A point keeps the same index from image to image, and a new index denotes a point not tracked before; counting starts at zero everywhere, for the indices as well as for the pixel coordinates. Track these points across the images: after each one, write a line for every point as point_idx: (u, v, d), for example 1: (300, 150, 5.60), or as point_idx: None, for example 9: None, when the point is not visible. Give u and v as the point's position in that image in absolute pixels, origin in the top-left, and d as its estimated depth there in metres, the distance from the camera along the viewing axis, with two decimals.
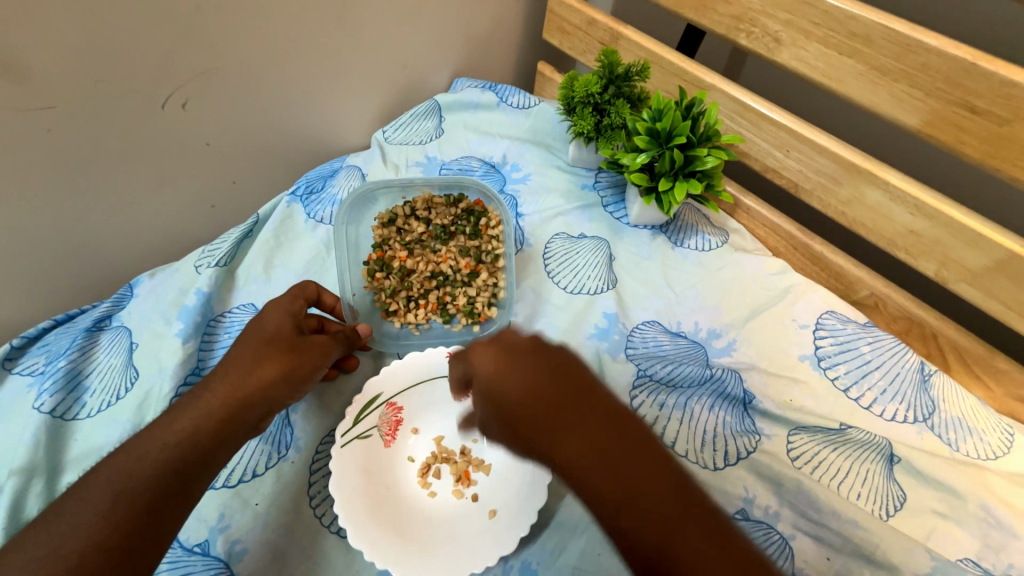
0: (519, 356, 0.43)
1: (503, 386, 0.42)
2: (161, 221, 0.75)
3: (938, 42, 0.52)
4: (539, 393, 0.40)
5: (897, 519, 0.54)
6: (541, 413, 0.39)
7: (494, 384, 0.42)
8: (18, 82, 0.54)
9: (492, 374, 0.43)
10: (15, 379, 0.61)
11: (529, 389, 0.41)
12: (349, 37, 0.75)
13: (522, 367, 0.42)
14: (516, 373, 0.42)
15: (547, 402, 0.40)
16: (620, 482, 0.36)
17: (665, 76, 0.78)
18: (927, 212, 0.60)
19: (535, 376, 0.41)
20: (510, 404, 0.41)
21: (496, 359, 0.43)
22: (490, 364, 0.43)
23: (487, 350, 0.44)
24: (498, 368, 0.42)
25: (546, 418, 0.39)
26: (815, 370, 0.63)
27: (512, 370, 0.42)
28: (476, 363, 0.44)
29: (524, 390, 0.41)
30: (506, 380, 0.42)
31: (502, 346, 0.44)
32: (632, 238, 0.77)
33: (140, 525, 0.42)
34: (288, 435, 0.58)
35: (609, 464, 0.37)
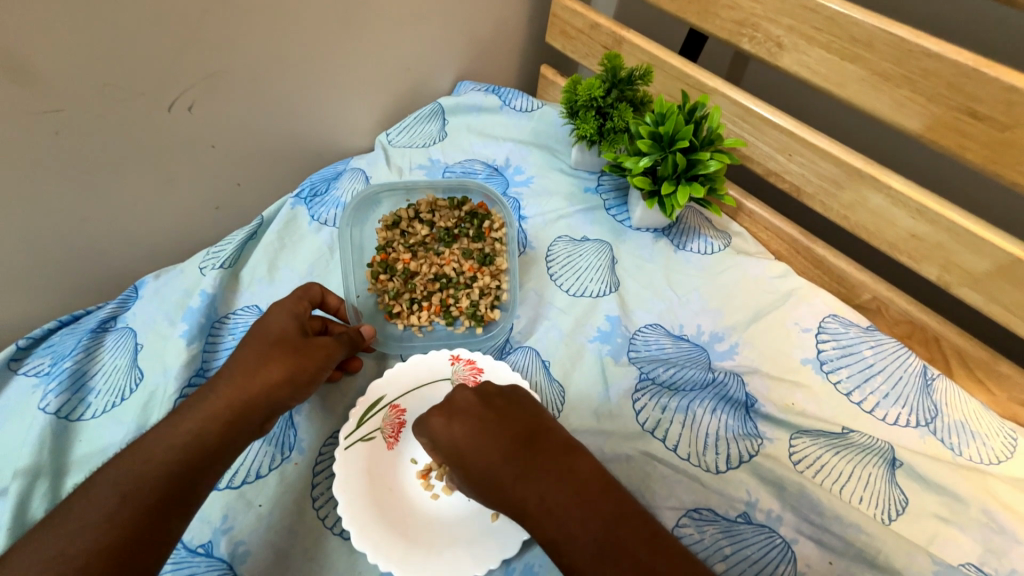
0: (472, 419, 0.51)
1: (463, 452, 0.50)
2: (167, 223, 0.75)
3: (939, 48, 0.52)
4: (493, 453, 0.48)
5: (898, 523, 0.54)
6: (497, 472, 0.47)
7: (454, 448, 0.50)
8: (27, 85, 0.55)
9: (450, 440, 0.50)
10: (21, 379, 0.61)
11: (485, 451, 0.49)
12: (354, 41, 0.76)
13: (473, 432, 0.50)
14: (471, 437, 0.50)
15: (502, 462, 0.48)
16: (572, 525, 0.44)
17: (667, 80, 0.78)
18: (929, 216, 0.60)
19: (487, 438, 0.49)
20: (471, 466, 0.49)
21: (450, 426, 0.51)
22: (446, 431, 0.51)
23: (440, 417, 0.52)
24: (453, 433, 0.50)
25: (503, 476, 0.47)
26: (817, 374, 0.64)
27: (465, 436, 0.50)
28: (434, 432, 0.52)
29: (480, 452, 0.49)
30: (464, 444, 0.50)
31: (454, 409, 0.52)
32: (635, 242, 0.77)
33: (146, 526, 0.42)
34: (292, 436, 0.58)
35: (561, 510, 0.44)
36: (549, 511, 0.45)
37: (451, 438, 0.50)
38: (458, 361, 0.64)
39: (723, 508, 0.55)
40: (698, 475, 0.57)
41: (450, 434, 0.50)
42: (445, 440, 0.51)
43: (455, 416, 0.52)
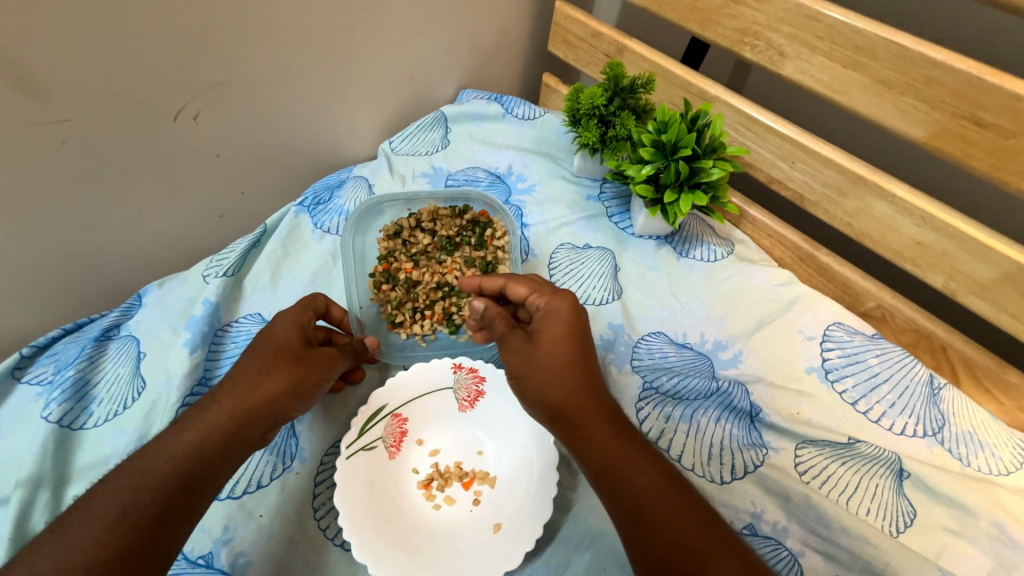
0: (571, 335, 0.51)
1: (563, 339, 0.51)
2: (170, 231, 0.75)
3: (943, 56, 0.52)
4: (574, 372, 0.49)
5: (907, 535, 0.53)
6: (582, 381, 0.49)
7: (559, 331, 0.51)
8: (32, 95, 0.55)
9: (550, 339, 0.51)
10: (24, 389, 0.61)
11: (583, 355, 0.50)
12: (357, 50, 0.76)
13: (581, 338, 0.51)
14: (579, 340, 0.51)
15: (591, 378, 0.50)
16: (636, 463, 0.45)
17: (669, 88, 0.78)
18: (934, 224, 0.60)
19: (573, 359, 0.50)
20: (561, 356, 0.50)
21: (567, 315, 0.52)
22: (554, 310, 0.53)
23: (559, 306, 0.53)
24: (567, 321, 0.52)
25: (583, 390, 0.49)
26: (822, 383, 0.63)
27: (573, 335, 0.51)
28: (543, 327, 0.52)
29: (564, 363, 0.50)
30: (573, 336, 0.51)
31: (567, 320, 0.52)
32: (638, 249, 0.77)
33: (146, 538, 0.42)
34: (293, 446, 0.58)
35: (628, 447, 0.46)
36: (616, 446, 0.46)
37: (562, 323, 0.52)
38: (460, 370, 0.64)
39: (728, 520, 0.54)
40: (703, 485, 0.56)
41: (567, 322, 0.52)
42: (555, 321, 0.52)
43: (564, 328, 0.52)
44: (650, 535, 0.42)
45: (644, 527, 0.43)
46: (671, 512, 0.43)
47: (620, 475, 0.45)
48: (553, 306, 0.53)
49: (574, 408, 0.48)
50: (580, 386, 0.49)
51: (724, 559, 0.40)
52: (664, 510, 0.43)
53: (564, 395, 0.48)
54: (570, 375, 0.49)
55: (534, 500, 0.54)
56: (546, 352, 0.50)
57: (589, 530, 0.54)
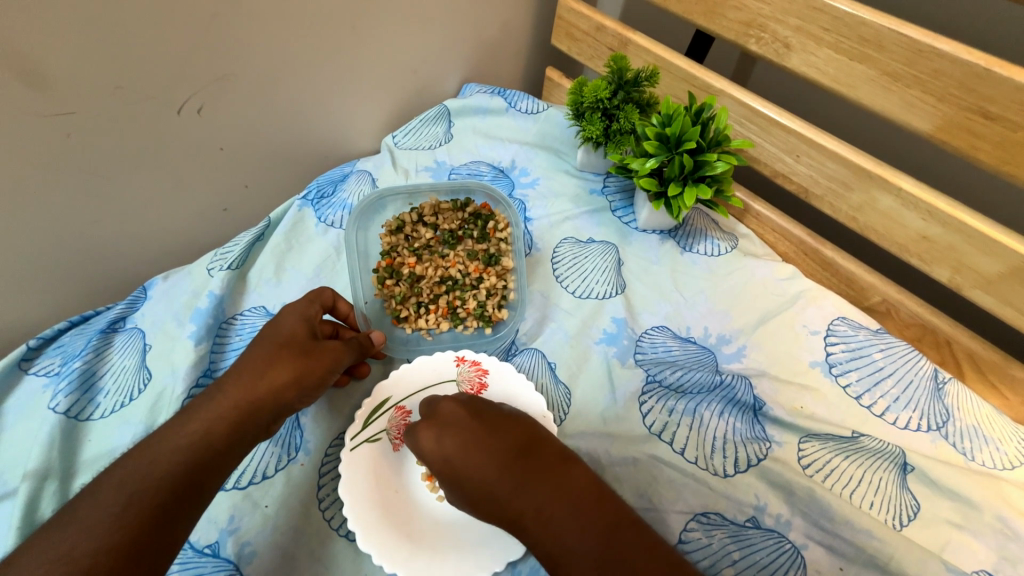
0: (460, 432, 0.51)
1: (460, 457, 0.50)
2: (175, 224, 0.76)
3: (950, 47, 0.52)
4: (486, 462, 0.49)
5: (910, 529, 0.53)
6: (492, 478, 0.48)
7: (437, 447, 0.51)
8: (39, 88, 0.55)
9: (438, 454, 0.51)
10: (31, 380, 0.62)
11: (483, 456, 0.49)
12: (361, 43, 0.76)
13: (471, 443, 0.50)
14: (471, 440, 0.50)
15: (501, 470, 0.48)
16: (570, 532, 0.45)
17: (674, 82, 0.78)
18: (940, 217, 0.60)
19: (478, 454, 0.49)
20: (463, 471, 0.49)
21: (442, 435, 0.51)
22: (437, 445, 0.51)
23: (430, 431, 0.52)
24: (455, 435, 0.51)
25: (497, 478, 0.48)
26: (826, 377, 0.63)
27: (464, 446, 0.50)
28: (427, 448, 0.51)
29: (471, 463, 0.49)
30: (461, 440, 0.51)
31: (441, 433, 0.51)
32: (641, 243, 0.77)
33: (153, 527, 0.42)
34: (298, 437, 0.58)
35: (563, 520, 0.45)
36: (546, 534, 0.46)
37: (451, 441, 0.50)
38: (463, 363, 0.64)
39: (730, 513, 0.55)
40: (706, 479, 0.56)
41: (455, 409, 0.53)
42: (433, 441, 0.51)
43: (445, 431, 0.52)
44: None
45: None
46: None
47: (562, 558, 0.45)
48: (430, 406, 0.55)
49: (498, 507, 0.48)
50: (495, 477, 0.48)
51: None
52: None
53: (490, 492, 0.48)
54: (482, 475, 0.49)
55: None
56: (450, 471, 0.50)
57: None
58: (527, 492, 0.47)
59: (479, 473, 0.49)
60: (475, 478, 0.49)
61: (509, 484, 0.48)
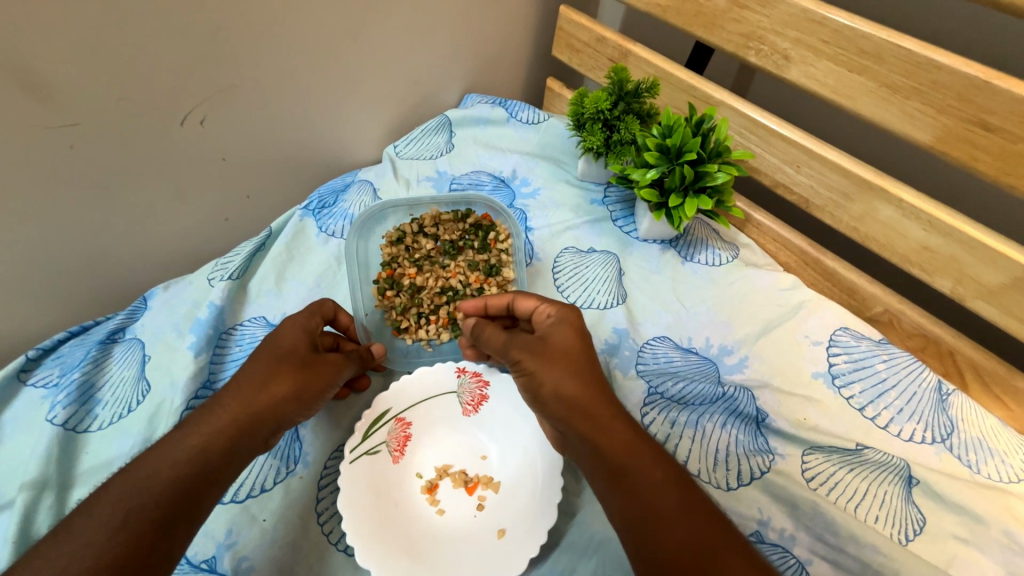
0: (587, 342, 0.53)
1: (575, 344, 0.52)
2: (177, 235, 0.76)
3: (949, 59, 0.52)
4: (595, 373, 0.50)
5: (916, 544, 0.52)
6: (585, 384, 0.49)
7: (570, 334, 0.52)
8: (43, 101, 0.55)
9: (566, 338, 0.52)
10: (29, 391, 0.61)
11: (589, 359, 0.51)
12: (362, 55, 0.76)
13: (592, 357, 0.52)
14: (587, 347, 0.52)
15: (599, 383, 0.50)
16: (648, 459, 0.45)
17: (674, 92, 0.78)
18: (941, 228, 0.59)
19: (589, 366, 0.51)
20: (572, 354, 0.51)
21: (580, 335, 0.53)
22: (567, 337, 0.52)
23: (569, 327, 0.53)
24: (578, 330, 0.53)
25: (596, 387, 0.49)
26: (829, 389, 0.62)
27: (583, 347, 0.52)
28: (557, 331, 0.53)
29: (585, 363, 0.51)
30: (583, 340, 0.53)
31: (582, 332, 0.53)
32: (642, 253, 0.77)
33: (148, 544, 0.42)
34: (297, 449, 0.58)
35: (640, 445, 0.46)
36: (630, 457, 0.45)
37: (573, 331, 0.53)
38: (463, 374, 0.64)
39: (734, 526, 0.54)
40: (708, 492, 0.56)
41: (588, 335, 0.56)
42: (563, 330, 0.53)
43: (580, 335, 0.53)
44: (661, 534, 0.42)
45: (655, 525, 0.42)
46: (677, 512, 0.43)
47: (632, 474, 0.45)
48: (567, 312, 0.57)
49: (586, 407, 0.48)
50: (591, 380, 0.49)
51: (732, 552, 0.41)
52: (676, 513, 0.43)
53: (584, 387, 0.48)
54: (584, 368, 0.50)
55: (538, 505, 0.54)
56: (561, 350, 0.51)
57: (594, 536, 0.53)
58: (616, 411, 0.48)
59: (586, 374, 0.50)
60: (574, 368, 0.50)
61: (607, 398, 0.49)
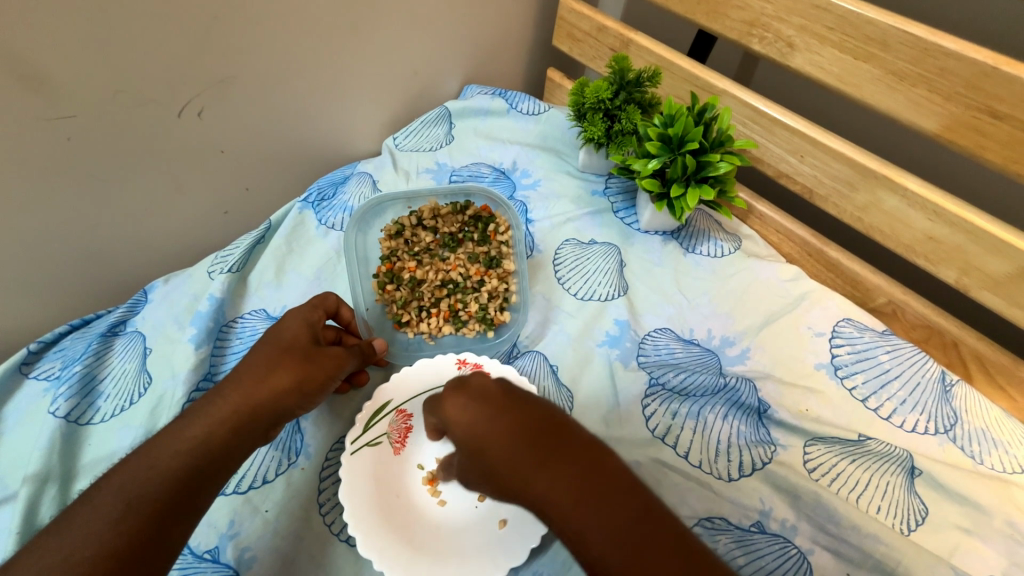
0: (492, 403, 0.41)
1: (475, 418, 0.40)
2: (176, 228, 0.76)
3: (956, 45, 0.51)
4: (518, 442, 0.38)
5: (919, 534, 0.52)
6: (505, 463, 0.38)
7: (463, 414, 0.41)
8: (41, 91, 0.55)
9: (462, 419, 0.41)
10: (32, 384, 0.62)
11: (504, 431, 0.39)
12: (361, 45, 0.76)
13: (505, 425, 0.39)
14: (503, 409, 0.40)
15: (529, 454, 0.38)
16: (594, 529, 0.35)
17: (676, 82, 0.77)
18: (947, 217, 0.59)
19: (506, 434, 0.39)
20: (483, 432, 0.39)
21: (474, 408, 0.40)
22: (464, 414, 0.41)
23: (455, 398, 0.41)
24: (470, 396, 0.41)
25: (529, 457, 0.38)
26: (831, 380, 0.62)
27: (496, 413, 0.40)
28: (453, 415, 0.41)
29: (497, 437, 0.39)
30: (492, 404, 0.40)
31: (481, 391, 0.43)
32: (644, 245, 0.76)
33: (150, 535, 0.42)
34: (298, 441, 0.58)
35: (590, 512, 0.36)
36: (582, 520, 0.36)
37: (463, 400, 0.41)
38: (465, 366, 0.63)
39: (736, 517, 0.54)
40: (710, 482, 0.56)
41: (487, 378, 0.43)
42: (458, 412, 0.41)
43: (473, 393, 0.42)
44: None
45: None
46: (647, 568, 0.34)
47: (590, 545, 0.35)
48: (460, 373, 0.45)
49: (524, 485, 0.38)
50: (511, 450, 0.38)
51: None
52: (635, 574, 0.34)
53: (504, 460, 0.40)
54: (498, 443, 0.39)
55: None
56: (470, 431, 0.40)
57: None
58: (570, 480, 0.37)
59: (505, 453, 0.38)
60: (493, 450, 0.39)
61: (545, 467, 0.37)
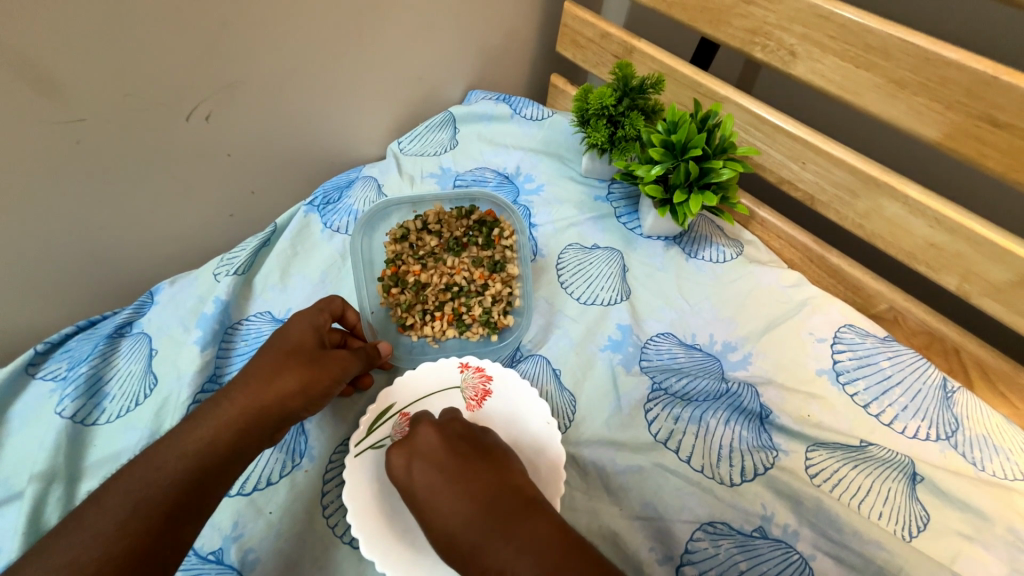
0: (434, 462, 0.50)
1: (419, 479, 0.49)
2: (183, 231, 0.76)
3: (957, 55, 0.52)
4: (451, 503, 0.47)
5: (920, 540, 0.52)
6: (447, 527, 0.46)
7: (405, 471, 0.50)
8: (51, 94, 0.56)
9: (406, 479, 0.50)
10: (38, 384, 0.62)
11: (442, 489, 0.48)
12: (367, 50, 0.77)
13: (438, 481, 0.48)
14: (443, 470, 0.49)
15: (462, 513, 0.46)
16: None
17: (679, 89, 0.78)
18: (948, 224, 0.59)
19: (445, 500, 0.47)
20: (432, 495, 0.48)
21: (414, 469, 0.50)
22: (408, 474, 0.50)
23: (401, 457, 0.51)
24: (411, 456, 0.51)
25: (461, 519, 0.46)
26: (833, 386, 0.62)
27: (435, 479, 0.48)
28: (398, 474, 0.51)
29: (436, 501, 0.47)
30: (436, 464, 0.50)
31: (415, 460, 0.50)
32: (646, 250, 0.77)
33: (156, 536, 0.42)
34: (302, 443, 0.58)
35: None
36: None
37: (404, 459, 0.51)
38: (467, 369, 0.64)
39: (738, 522, 0.54)
40: (712, 487, 0.56)
41: (430, 438, 0.52)
42: (403, 473, 0.50)
43: (416, 459, 0.51)
44: None
45: None
46: None
47: None
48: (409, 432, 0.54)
49: (461, 545, 0.45)
50: (450, 516, 0.46)
51: None
52: None
53: (444, 528, 0.46)
54: (438, 508, 0.47)
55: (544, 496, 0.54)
56: (418, 493, 0.49)
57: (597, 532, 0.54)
58: (497, 541, 0.44)
59: (445, 514, 0.47)
60: (434, 510, 0.47)
61: (473, 530, 0.45)
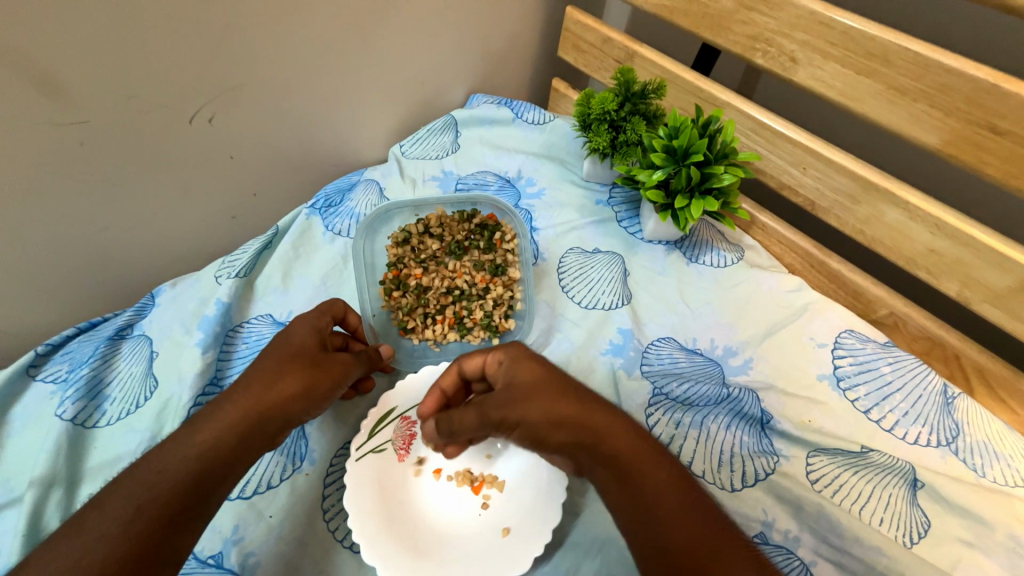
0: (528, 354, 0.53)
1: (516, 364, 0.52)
2: (184, 233, 0.76)
3: (957, 62, 0.52)
4: (552, 377, 0.50)
5: (921, 546, 0.52)
6: (544, 388, 0.49)
7: (503, 356, 0.53)
8: (55, 96, 0.56)
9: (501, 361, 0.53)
10: (39, 386, 0.62)
11: (542, 367, 0.51)
12: (369, 54, 0.77)
13: (538, 361, 0.52)
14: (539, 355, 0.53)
15: (563, 383, 0.50)
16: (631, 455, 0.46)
17: (681, 94, 0.78)
18: (948, 230, 0.59)
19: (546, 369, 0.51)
20: (545, 390, 0.49)
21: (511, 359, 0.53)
22: (501, 363, 0.53)
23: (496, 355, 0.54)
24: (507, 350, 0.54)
25: (560, 389, 0.49)
26: (834, 391, 0.63)
27: (533, 361, 0.52)
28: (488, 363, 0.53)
29: (536, 373, 0.51)
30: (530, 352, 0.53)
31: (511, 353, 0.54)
32: (647, 254, 0.77)
33: (157, 540, 0.42)
34: (303, 447, 0.58)
35: (623, 440, 0.47)
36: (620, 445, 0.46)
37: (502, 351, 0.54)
38: None
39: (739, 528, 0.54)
40: (713, 492, 0.56)
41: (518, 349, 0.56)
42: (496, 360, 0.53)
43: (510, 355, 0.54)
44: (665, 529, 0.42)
45: (654, 514, 0.43)
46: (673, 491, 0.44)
47: (631, 479, 0.45)
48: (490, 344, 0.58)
49: (556, 406, 0.48)
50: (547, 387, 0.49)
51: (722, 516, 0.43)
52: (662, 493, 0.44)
53: (538, 386, 0.49)
54: (539, 372, 0.51)
55: (545, 499, 0.54)
56: (513, 370, 0.52)
57: (597, 537, 0.54)
58: (593, 406, 0.48)
59: (541, 382, 0.50)
60: (527, 383, 0.50)
61: (573, 393, 0.49)
